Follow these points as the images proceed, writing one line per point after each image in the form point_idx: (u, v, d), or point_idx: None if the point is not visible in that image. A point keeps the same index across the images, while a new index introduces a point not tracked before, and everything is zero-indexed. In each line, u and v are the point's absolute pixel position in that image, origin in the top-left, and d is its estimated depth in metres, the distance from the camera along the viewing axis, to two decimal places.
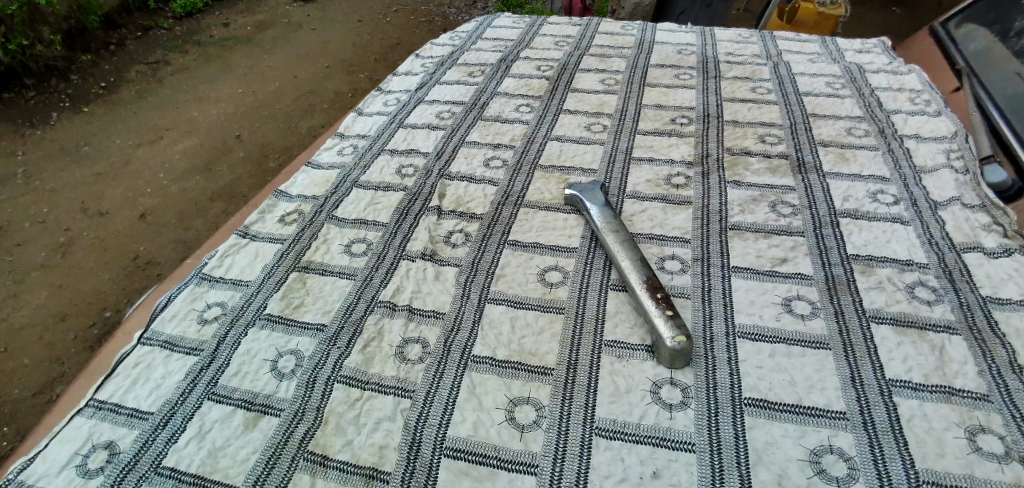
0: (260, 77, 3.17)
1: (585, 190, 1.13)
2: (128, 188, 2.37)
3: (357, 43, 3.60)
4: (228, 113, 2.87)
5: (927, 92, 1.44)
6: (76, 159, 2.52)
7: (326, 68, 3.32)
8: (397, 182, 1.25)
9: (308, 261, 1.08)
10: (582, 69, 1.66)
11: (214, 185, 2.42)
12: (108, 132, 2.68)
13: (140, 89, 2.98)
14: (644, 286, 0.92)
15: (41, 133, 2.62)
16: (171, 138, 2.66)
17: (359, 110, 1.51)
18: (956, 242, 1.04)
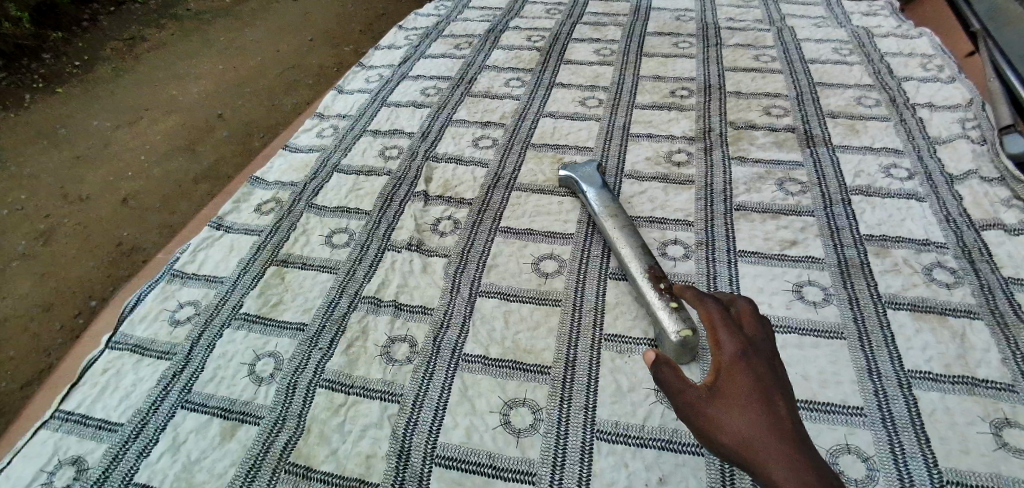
0: (240, 53, 3.04)
1: (581, 171, 1.05)
2: (109, 172, 2.22)
3: (339, 15, 3.46)
4: (209, 91, 2.73)
5: (939, 57, 1.37)
6: (52, 142, 2.36)
7: (309, 42, 3.18)
8: (381, 165, 1.17)
9: (287, 254, 1.01)
10: (574, 39, 1.57)
11: (199, 166, 2.29)
12: (86, 114, 2.52)
13: (117, 68, 2.80)
14: (646, 276, 0.85)
15: (15, 116, 2.45)
16: (152, 119, 2.52)
17: (339, 88, 1.42)
18: (974, 219, 0.98)
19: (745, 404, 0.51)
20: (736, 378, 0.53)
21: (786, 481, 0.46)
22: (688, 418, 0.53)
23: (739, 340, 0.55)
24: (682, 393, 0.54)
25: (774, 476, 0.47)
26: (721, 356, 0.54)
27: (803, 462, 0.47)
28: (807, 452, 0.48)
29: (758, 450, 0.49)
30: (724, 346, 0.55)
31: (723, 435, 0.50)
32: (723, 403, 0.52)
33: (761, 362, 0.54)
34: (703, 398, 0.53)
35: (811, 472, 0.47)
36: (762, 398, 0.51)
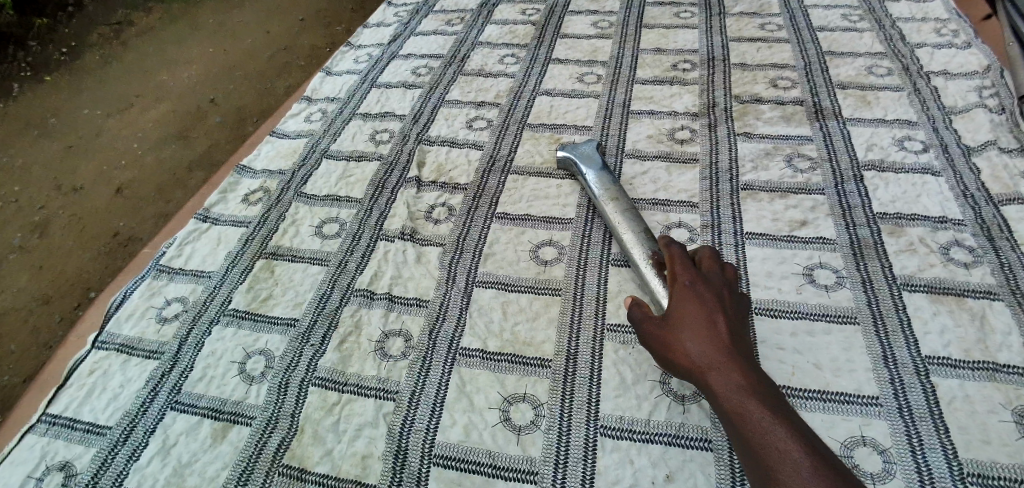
0: (229, 35, 2.96)
1: (579, 152, 1.00)
2: (101, 160, 2.18)
3: None
4: (199, 75, 2.67)
5: (954, 21, 1.30)
6: (43, 132, 2.31)
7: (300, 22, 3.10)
8: (372, 150, 1.12)
9: (276, 246, 0.97)
10: (571, 12, 1.50)
11: (192, 153, 2.24)
12: (76, 103, 2.46)
13: (105, 55, 2.73)
14: (649, 260, 0.80)
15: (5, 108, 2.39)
16: (144, 106, 2.46)
17: (327, 69, 1.36)
18: (993, 194, 0.93)
19: (686, 322, 0.61)
20: (682, 301, 0.63)
21: (710, 376, 0.56)
22: (652, 342, 0.65)
23: (692, 274, 0.66)
24: (647, 323, 0.66)
25: (704, 374, 0.57)
26: (674, 289, 0.66)
27: (728, 361, 0.56)
28: (736, 354, 0.57)
29: (694, 355, 0.59)
30: (679, 280, 0.66)
31: (671, 348, 0.61)
32: (670, 324, 0.63)
33: (708, 288, 0.64)
34: (659, 323, 0.64)
35: (732, 367, 0.56)
36: (702, 315, 0.61)
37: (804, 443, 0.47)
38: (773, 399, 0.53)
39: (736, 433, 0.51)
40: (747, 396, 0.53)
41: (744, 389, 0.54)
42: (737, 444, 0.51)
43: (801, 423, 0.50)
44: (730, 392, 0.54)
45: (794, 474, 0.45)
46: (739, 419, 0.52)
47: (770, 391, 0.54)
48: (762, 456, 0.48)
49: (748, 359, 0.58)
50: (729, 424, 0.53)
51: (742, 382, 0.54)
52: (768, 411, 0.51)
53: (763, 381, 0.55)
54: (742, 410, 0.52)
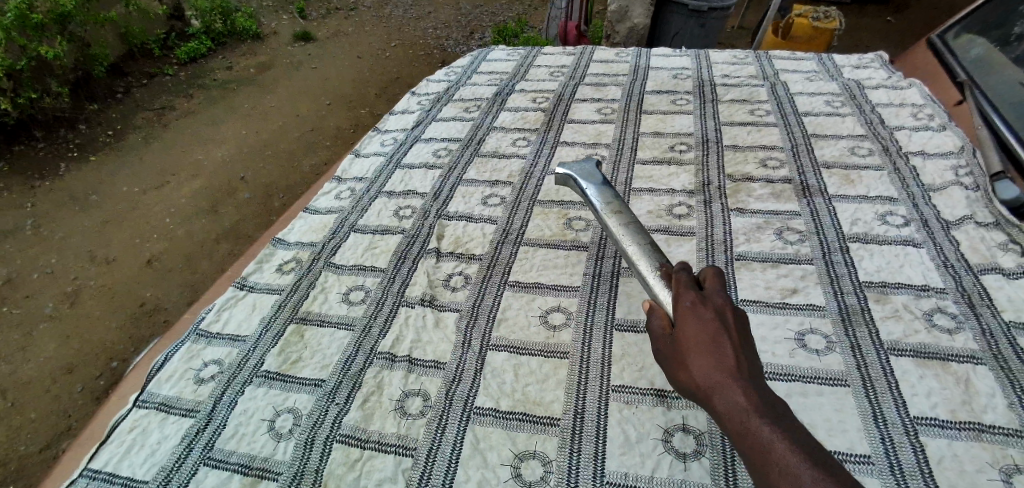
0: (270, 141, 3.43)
1: (578, 167, 1.04)
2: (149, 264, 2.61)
3: (358, 92, 3.92)
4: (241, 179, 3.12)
5: (929, 106, 1.42)
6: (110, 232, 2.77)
7: (334, 123, 3.59)
8: (395, 225, 1.23)
9: (306, 312, 1.05)
10: (578, 100, 1.65)
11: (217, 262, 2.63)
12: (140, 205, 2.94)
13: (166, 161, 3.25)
14: (659, 272, 0.78)
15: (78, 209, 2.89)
16: (173, 186, 3.07)
17: (357, 152, 1.51)
18: (972, 264, 1.00)
19: (695, 343, 0.65)
20: (687, 322, 0.67)
21: (719, 396, 0.61)
22: (663, 359, 0.69)
23: (694, 294, 0.70)
24: (657, 340, 0.70)
25: (713, 393, 0.62)
26: (679, 309, 0.69)
27: (736, 383, 0.61)
28: (743, 375, 0.62)
29: (703, 376, 0.63)
30: (682, 300, 0.69)
31: (681, 368, 0.66)
32: (679, 345, 0.66)
33: (712, 308, 0.68)
34: (668, 341, 0.68)
35: (739, 389, 0.60)
36: (708, 336, 0.65)
37: (810, 463, 0.53)
38: (779, 417, 0.58)
39: (747, 451, 0.57)
40: (754, 416, 0.58)
41: (751, 407, 0.59)
42: (749, 460, 0.56)
43: (806, 438, 0.56)
44: (741, 414, 0.59)
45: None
46: (749, 438, 0.57)
47: (776, 408, 0.59)
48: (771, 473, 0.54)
49: (754, 375, 0.62)
50: (740, 442, 0.58)
51: (749, 403, 0.59)
52: (775, 430, 0.56)
53: (769, 397, 0.60)
54: (751, 430, 0.57)
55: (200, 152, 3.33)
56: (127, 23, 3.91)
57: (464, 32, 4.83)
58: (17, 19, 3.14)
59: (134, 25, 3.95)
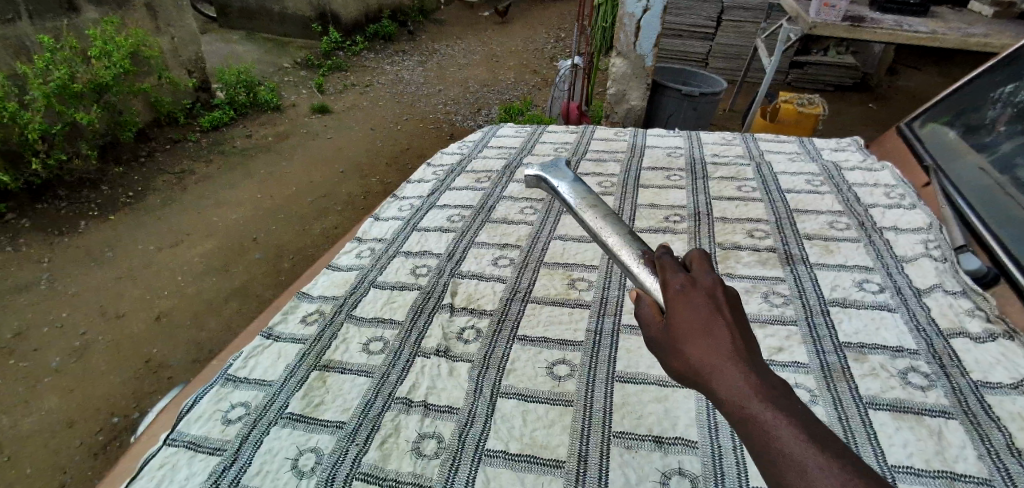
0: (282, 205, 3.59)
1: (547, 167, 1.00)
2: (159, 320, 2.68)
3: (371, 166, 4.11)
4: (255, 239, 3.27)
5: (900, 186, 1.56)
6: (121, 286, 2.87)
7: (346, 191, 3.78)
8: (412, 282, 1.33)
9: (328, 360, 1.13)
10: (580, 173, 1.80)
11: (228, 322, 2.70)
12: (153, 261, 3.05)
13: (179, 217, 3.43)
14: (640, 258, 0.74)
15: (93, 262, 3.01)
16: (186, 245, 3.18)
17: (376, 215, 1.63)
18: (942, 328, 1.10)
19: (690, 330, 0.63)
20: (681, 310, 0.64)
21: (720, 385, 0.60)
22: (654, 347, 0.66)
23: (684, 277, 0.67)
24: (647, 327, 0.67)
25: (713, 382, 0.61)
26: (669, 293, 0.66)
27: (737, 369, 0.60)
28: (742, 359, 0.61)
29: (701, 363, 0.62)
30: (672, 285, 0.67)
31: (676, 354, 0.64)
32: (673, 332, 0.64)
33: (704, 291, 0.66)
34: (659, 328, 0.66)
35: (740, 376, 0.60)
36: (702, 322, 0.63)
37: (817, 449, 0.54)
38: (781, 401, 0.58)
39: (753, 440, 0.57)
40: (757, 405, 0.58)
41: (754, 395, 0.58)
42: (754, 449, 0.57)
43: (809, 420, 0.57)
44: (744, 402, 0.58)
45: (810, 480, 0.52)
46: (755, 428, 0.57)
47: (777, 390, 0.59)
48: (779, 463, 0.55)
49: (752, 356, 0.62)
50: (743, 431, 0.58)
51: (752, 390, 0.59)
52: (780, 417, 0.57)
53: (769, 379, 0.60)
54: (756, 419, 0.57)
55: (216, 214, 3.47)
56: (156, 94, 4.17)
57: (471, 108, 5.15)
58: (58, 89, 3.31)
59: (162, 95, 4.21)
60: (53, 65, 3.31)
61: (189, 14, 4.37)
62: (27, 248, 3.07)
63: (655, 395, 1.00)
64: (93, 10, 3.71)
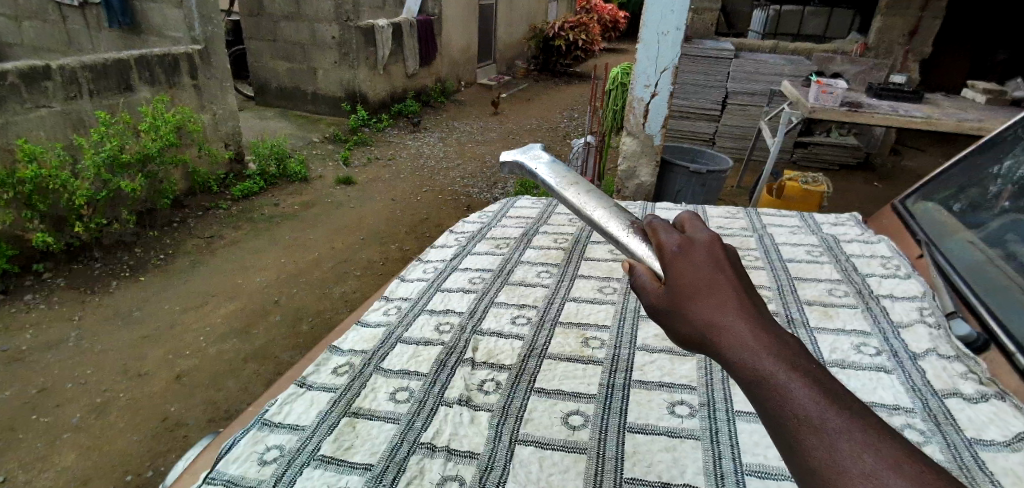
0: (303, 270, 3.74)
1: (523, 152, 1.04)
2: (180, 379, 2.76)
3: (391, 231, 4.33)
4: (276, 302, 3.39)
5: (895, 258, 1.66)
6: (144, 345, 2.97)
7: (365, 258, 3.94)
8: (435, 337, 1.42)
9: (358, 407, 1.21)
10: (593, 241, 1.93)
11: (245, 383, 2.77)
12: (178, 321, 3.17)
13: (206, 280, 3.57)
14: (628, 228, 0.76)
15: (120, 321, 3.14)
16: (210, 306, 3.31)
17: (402, 277, 1.75)
18: (937, 388, 1.16)
19: (691, 291, 0.62)
20: (682, 271, 0.64)
21: (731, 346, 0.57)
22: (656, 314, 0.65)
23: (680, 241, 0.68)
24: (646, 294, 0.66)
25: (722, 342, 0.58)
26: (667, 258, 0.66)
27: (745, 328, 0.58)
28: (749, 318, 0.59)
29: (708, 324, 0.59)
30: (669, 249, 0.67)
31: (679, 318, 0.62)
32: (675, 294, 0.63)
33: (700, 254, 0.66)
34: (659, 292, 0.64)
35: (749, 334, 0.57)
36: (705, 283, 0.62)
37: (832, 405, 0.51)
38: (794, 358, 0.56)
39: (764, 401, 0.54)
40: (771, 364, 0.55)
41: (766, 353, 0.56)
42: (768, 412, 0.54)
43: (822, 378, 0.54)
44: (755, 361, 0.56)
45: (829, 439, 0.49)
46: (772, 392, 0.54)
47: (788, 350, 0.57)
48: (797, 425, 0.51)
49: (758, 316, 0.60)
50: (756, 393, 0.55)
51: (764, 349, 0.56)
52: (794, 375, 0.54)
53: (778, 338, 0.58)
54: (769, 378, 0.54)
55: (241, 278, 3.62)
56: (194, 165, 4.47)
57: (488, 181, 5.40)
58: (108, 159, 3.58)
59: (199, 166, 4.51)
60: (106, 138, 3.59)
61: (232, 93, 4.74)
62: (60, 306, 3.21)
63: (663, 445, 1.06)
64: (147, 90, 4.06)
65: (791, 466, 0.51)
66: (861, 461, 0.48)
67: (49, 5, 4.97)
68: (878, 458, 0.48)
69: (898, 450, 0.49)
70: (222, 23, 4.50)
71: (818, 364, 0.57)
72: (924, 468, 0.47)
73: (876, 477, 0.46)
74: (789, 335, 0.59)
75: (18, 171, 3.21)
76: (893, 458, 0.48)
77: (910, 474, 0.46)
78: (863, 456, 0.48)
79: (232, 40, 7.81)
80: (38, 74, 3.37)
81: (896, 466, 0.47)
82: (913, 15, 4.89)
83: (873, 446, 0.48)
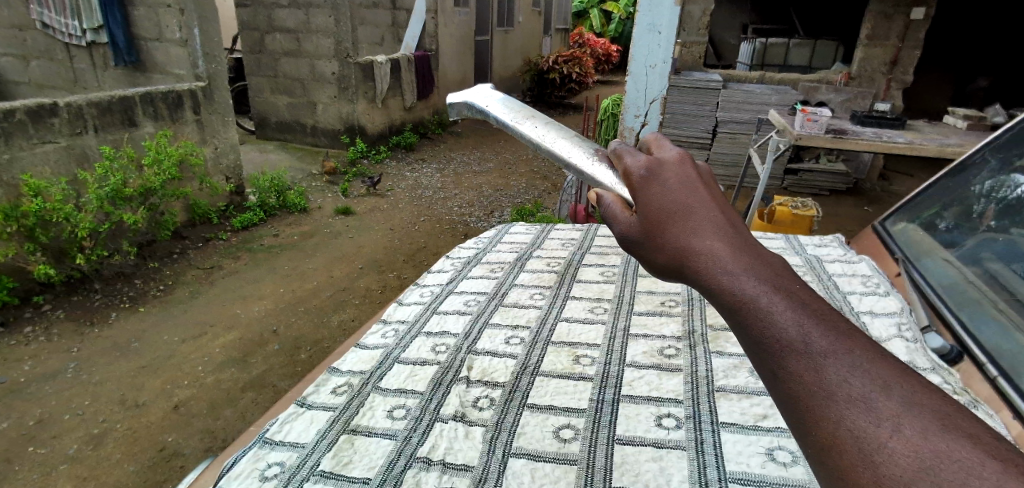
0: (301, 298, 3.79)
1: (470, 90, 0.93)
2: (177, 407, 2.78)
3: (388, 259, 4.41)
4: (275, 330, 3.43)
5: (875, 276, 1.72)
6: (142, 374, 3.00)
7: (362, 285, 4.00)
8: (432, 357, 1.47)
9: (356, 424, 1.24)
10: (585, 264, 1.99)
11: (242, 411, 2.78)
12: (177, 351, 3.20)
13: (205, 309, 3.62)
14: (592, 155, 0.72)
15: (118, 351, 3.16)
16: (209, 336, 3.34)
17: (400, 300, 1.80)
18: None
19: (666, 218, 0.59)
20: (654, 199, 0.60)
21: (711, 273, 0.54)
22: (631, 246, 0.61)
23: (647, 164, 0.64)
24: (615, 224, 0.62)
25: (702, 270, 0.55)
26: (636, 183, 0.62)
27: (721, 253, 0.55)
28: (726, 241, 0.56)
29: (685, 251, 0.56)
30: (637, 173, 0.63)
31: (653, 247, 0.59)
32: (646, 222, 0.59)
33: (670, 176, 0.62)
34: (630, 221, 0.61)
35: (729, 258, 0.54)
36: (680, 209, 0.59)
37: (817, 326, 0.49)
38: (775, 280, 0.53)
39: (746, 329, 0.51)
40: (752, 288, 0.52)
41: (746, 277, 0.53)
42: (750, 338, 0.51)
43: (805, 299, 0.51)
44: (734, 286, 0.53)
45: (815, 364, 0.47)
46: (755, 318, 0.51)
47: (768, 272, 0.54)
48: (783, 351, 0.48)
49: (736, 237, 0.57)
50: (737, 321, 0.52)
51: (745, 272, 0.53)
52: (776, 298, 0.51)
53: (757, 260, 0.55)
54: (749, 302, 0.51)
55: (239, 308, 3.65)
56: (194, 197, 4.55)
57: (484, 210, 5.49)
58: (111, 193, 3.66)
59: (200, 199, 4.60)
60: (110, 172, 3.68)
61: (233, 128, 4.87)
62: (58, 337, 3.24)
63: (650, 455, 1.11)
64: (150, 125, 4.16)
65: (775, 393, 0.49)
66: (850, 385, 0.45)
67: (57, 45, 5.11)
68: (867, 381, 0.45)
69: (888, 370, 0.46)
70: (225, 61, 4.66)
71: (802, 286, 0.54)
72: (914, 389, 0.45)
73: (864, 401, 0.44)
74: (768, 256, 0.57)
75: (23, 205, 3.29)
76: (884, 379, 0.45)
77: (900, 395, 0.44)
78: (851, 379, 0.45)
79: (234, 76, 8.00)
80: (46, 111, 3.48)
81: (886, 388, 0.45)
82: (892, 45, 5.08)
83: (861, 369, 0.46)
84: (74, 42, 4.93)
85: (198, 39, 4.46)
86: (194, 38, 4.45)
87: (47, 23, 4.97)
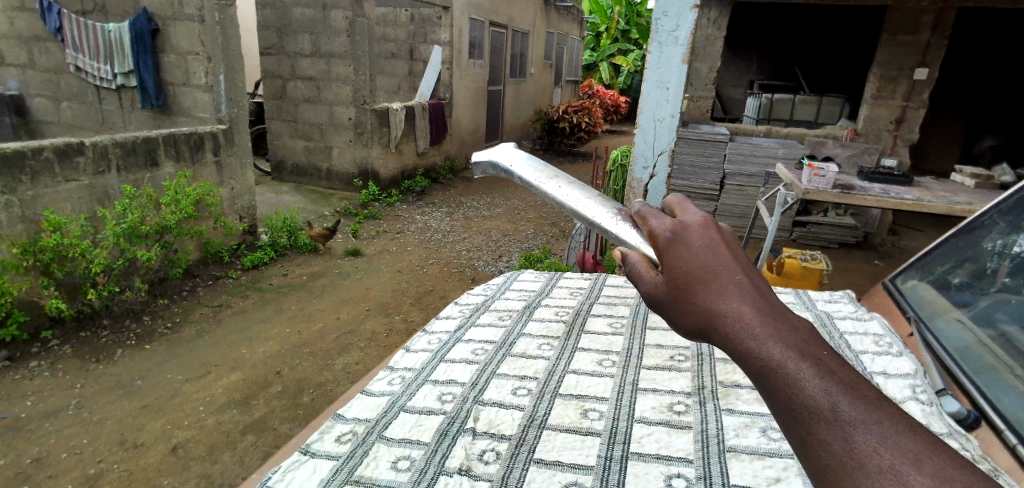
0: (307, 339, 3.79)
1: (493, 149, 0.94)
2: (173, 448, 2.75)
3: (393, 300, 4.43)
4: (279, 369, 3.43)
5: (888, 335, 1.67)
6: (143, 413, 2.97)
7: (370, 326, 4.02)
8: (438, 407, 1.45)
9: (359, 475, 1.21)
10: (593, 314, 1.99)
11: (240, 454, 2.74)
12: (179, 390, 3.18)
13: (210, 348, 3.62)
14: (616, 215, 0.73)
15: (120, 389, 3.15)
16: (214, 376, 3.32)
17: (407, 347, 1.80)
18: None
19: (694, 282, 0.59)
20: (682, 261, 0.60)
21: (740, 336, 0.54)
22: (659, 306, 0.61)
23: (672, 226, 0.64)
24: (642, 285, 0.62)
25: (732, 334, 0.55)
26: (662, 245, 0.63)
27: (749, 317, 0.55)
28: (753, 304, 0.56)
29: (712, 314, 0.57)
30: (663, 236, 0.63)
31: (682, 309, 0.59)
32: (674, 284, 0.60)
33: (695, 238, 0.62)
34: (657, 282, 0.61)
35: (755, 320, 0.55)
36: (707, 269, 0.59)
37: (844, 395, 0.49)
38: (803, 346, 0.53)
39: (775, 394, 0.52)
40: (780, 350, 0.53)
41: (774, 342, 0.53)
42: (779, 403, 0.51)
43: (833, 366, 0.52)
44: (762, 352, 0.53)
45: (842, 432, 0.47)
46: (786, 383, 0.51)
47: (797, 337, 0.54)
48: (812, 418, 0.49)
49: (764, 299, 0.57)
50: (765, 386, 0.53)
51: (771, 334, 0.54)
52: (804, 365, 0.51)
53: (784, 325, 0.56)
54: (777, 369, 0.52)
55: (245, 347, 3.65)
56: (208, 236, 4.63)
57: (492, 255, 5.52)
58: (128, 230, 3.71)
59: (213, 238, 4.67)
60: (128, 210, 3.75)
61: (250, 170, 5.00)
62: (63, 374, 3.23)
63: None
64: (171, 166, 4.27)
65: (803, 460, 0.50)
66: (878, 455, 0.46)
67: (87, 88, 5.31)
68: (895, 453, 0.45)
69: (916, 441, 0.46)
70: (247, 105, 4.87)
71: (829, 351, 0.54)
72: (945, 463, 0.45)
73: (894, 473, 0.44)
74: (793, 319, 0.57)
75: (41, 240, 3.35)
76: (913, 452, 0.45)
77: (930, 469, 0.44)
78: (880, 449, 0.46)
79: (254, 119, 8.24)
80: (72, 150, 3.59)
81: (917, 462, 0.45)
82: (897, 104, 5.18)
83: (890, 440, 0.46)
84: (104, 85, 5.13)
85: (223, 85, 4.65)
86: (219, 84, 4.63)
87: (80, 67, 5.18)
